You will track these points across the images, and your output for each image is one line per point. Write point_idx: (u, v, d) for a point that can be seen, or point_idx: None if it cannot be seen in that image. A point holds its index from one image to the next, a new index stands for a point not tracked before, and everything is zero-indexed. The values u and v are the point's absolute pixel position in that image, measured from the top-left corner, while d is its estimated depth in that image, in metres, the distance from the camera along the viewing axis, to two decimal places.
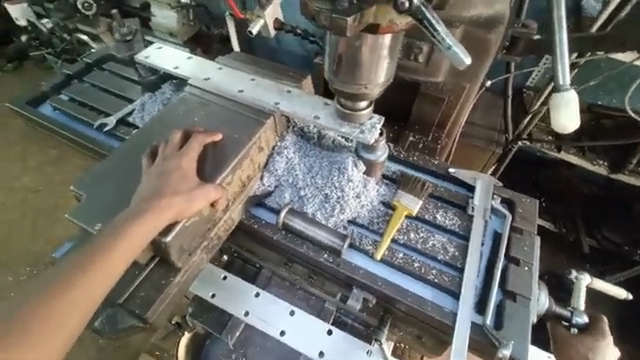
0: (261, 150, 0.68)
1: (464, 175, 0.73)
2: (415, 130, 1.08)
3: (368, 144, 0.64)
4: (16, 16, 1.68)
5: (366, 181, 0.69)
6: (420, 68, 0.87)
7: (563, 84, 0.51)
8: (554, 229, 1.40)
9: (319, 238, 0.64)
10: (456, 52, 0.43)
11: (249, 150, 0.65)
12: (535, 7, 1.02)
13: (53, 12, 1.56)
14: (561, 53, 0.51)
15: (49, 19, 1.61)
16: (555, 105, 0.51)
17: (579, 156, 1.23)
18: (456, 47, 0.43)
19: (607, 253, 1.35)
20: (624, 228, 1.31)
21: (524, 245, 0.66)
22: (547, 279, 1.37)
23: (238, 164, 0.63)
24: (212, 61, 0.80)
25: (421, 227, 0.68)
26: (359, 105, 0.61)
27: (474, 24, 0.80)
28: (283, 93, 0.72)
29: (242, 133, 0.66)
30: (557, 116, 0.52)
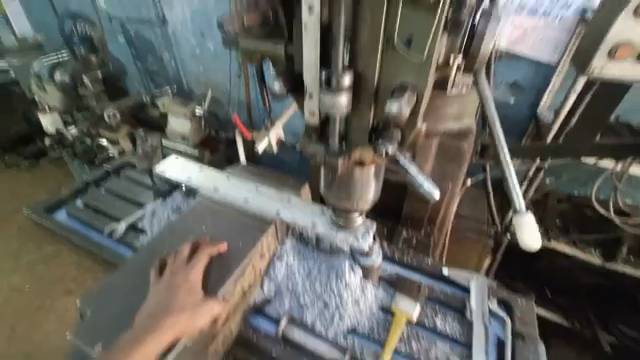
0: (263, 256, 0.73)
1: (457, 276, 0.75)
2: (407, 225, 1.15)
3: (363, 250, 0.69)
4: (45, 124, 1.80)
5: (364, 285, 0.71)
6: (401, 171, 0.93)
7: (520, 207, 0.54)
8: (567, 323, 1.35)
9: (319, 351, 0.63)
10: (426, 189, 0.48)
11: (252, 258, 0.69)
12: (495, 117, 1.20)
13: (81, 121, 1.77)
14: (511, 176, 0.54)
15: (75, 126, 1.80)
16: (515, 226, 0.54)
17: (572, 247, 1.24)
18: (426, 184, 0.48)
19: (627, 349, 1.30)
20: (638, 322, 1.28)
21: (529, 352, 0.65)
22: None
23: (241, 273, 0.66)
24: (220, 172, 0.89)
25: (422, 335, 0.67)
26: (354, 216, 0.64)
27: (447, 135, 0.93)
28: (283, 201, 0.79)
29: (245, 241, 0.71)
30: (521, 235, 0.54)
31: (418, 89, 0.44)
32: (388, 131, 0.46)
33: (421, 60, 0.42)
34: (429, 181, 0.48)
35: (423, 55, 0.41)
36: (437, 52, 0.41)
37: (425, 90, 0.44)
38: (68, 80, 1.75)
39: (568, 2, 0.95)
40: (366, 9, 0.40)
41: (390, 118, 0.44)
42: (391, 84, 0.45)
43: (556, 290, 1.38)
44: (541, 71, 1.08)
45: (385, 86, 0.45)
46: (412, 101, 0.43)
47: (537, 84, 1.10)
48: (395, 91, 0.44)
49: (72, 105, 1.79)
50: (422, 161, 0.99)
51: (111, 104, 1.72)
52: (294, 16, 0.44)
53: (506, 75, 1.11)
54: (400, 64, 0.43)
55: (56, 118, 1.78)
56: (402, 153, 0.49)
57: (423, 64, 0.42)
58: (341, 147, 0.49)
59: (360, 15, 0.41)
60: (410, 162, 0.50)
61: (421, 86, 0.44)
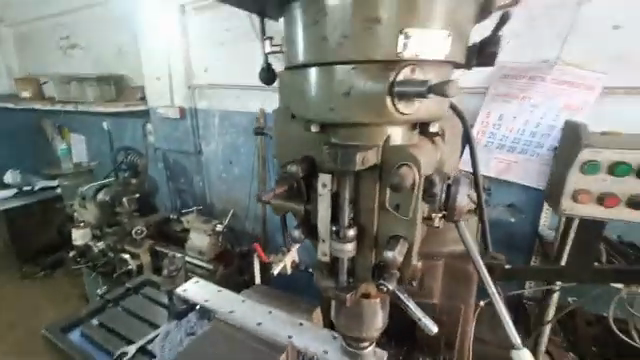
0: None
1: None
2: (424, 352, 1.08)
3: None
4: (76, 237, 1.91)
5: None
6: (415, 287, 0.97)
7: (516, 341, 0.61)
8: None
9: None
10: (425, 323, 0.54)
11: None
12: (495, 237, 1.32)
13: (108, 235, 1.90)
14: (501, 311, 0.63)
15: (102, 240, 1.92)
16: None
17: None
18: (423, 319, 0.55)
19: None
20: None
21: None
22: None
23: None
24: (237, 294, 0.96)
25: None
26: (362, 344, 0.67)
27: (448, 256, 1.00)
28: (295, 326, 0.83)
29: None
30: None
31: (409, 239, 0.54)
32: (387, 273, 0.55)
33: (407, 218, 0.53)
34: (425, 317, 0.55)
35: (409, 214, 0.53)
36: (419, 213, 0.54)
37: (415, 241, 0.54)
38: (108, 199, 1.94)
39: (539, 143, 1.15)
40: (364, 185, 0.56)
41: (386, 263, 0.52)
42: (385, 234, 0.56)
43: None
44: (534, 198, 1.23)
45: (381, 236, 0.56)
46: (404, 250, 0.53)
47: (532, 207, 1.23)
48: (390, 240, 0.55)
49: (105, 220, 1.97)
50: (431, 283, 1.03)
51: (141, 220, 1.91)
52: (312, 186, 0.60)
53: (502, 198, 1.27)
54: (392, 221, 0.55)
55: (87, 232, 1.92)
56: (399, 289, 0.57)
57: (407, 221, 0.53)
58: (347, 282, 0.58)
59: (360, 189, 0.56)
60: (407, 297, 0.57)
61: (411, 238, 0.54)
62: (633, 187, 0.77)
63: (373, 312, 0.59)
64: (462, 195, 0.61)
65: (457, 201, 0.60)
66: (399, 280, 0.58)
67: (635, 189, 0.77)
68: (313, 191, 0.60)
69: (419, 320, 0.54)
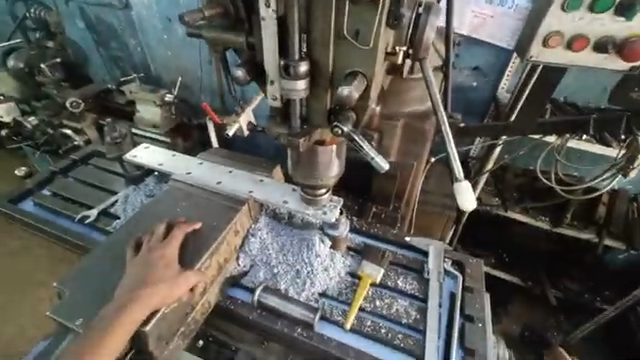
0: (237, 233, 0.75)
1: (418, 242, 0.80)
2: (377, 202, 1.21)
3: (331, 221, 0.72)
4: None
5: (333, 254, 0.75)
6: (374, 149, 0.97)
7: (459, 175, 0.66)
8: (522, 283, 1.55)
9: (289, 311, 0.67)
10: (377, 161, 0.55)
11: (225, 235, 0.71)
12: (458, 101, 1.30)
13: (40, 110, 1.57)
14: (452, 154, 0.66)
15: (35, 116, 1.57)
16: (456, 193, 0.67)
17: (524, 214, 1.41)
18: (377, 158, 0.54)
19: (572, 304, 1.52)
20: (582, 278, 1.53)
21: (476, 302, 0.70)
22: (529, 335, 1.56)
23: (215, 249, 0.69)
24: (194, 158, 0.90)
25: (386, 294, 0.71)
26: (319, 191, 0.68)
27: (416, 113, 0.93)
28: (257, 182, 0.81)
29: (220, 220, 0.74)
30: (461, 200, 0.67)
31: (367, 73, 0.51)
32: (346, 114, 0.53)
33: (368, 48, 0.49)
34: (380, 156, 0.54)
35: (369, 42, 0.49)
36: (381, 42, 0.50)
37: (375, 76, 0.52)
38: (23, 67, 1.53)
39: None
40: (317, 6, 0.47)
41: (342, 100, 0.50)
42: (345, 70, 0.51)
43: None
44: (501, 56, 1.16)
45: (338, 72, 0.52)
46: (361, 86, 0.51)
47: (497, 67, 1.18)
48: (348, 76, 0.51)
49: (31, 93, 1.62)
50: (389, 143, 1.05)
51: (75, 91, 1.56)
52: (252, 11, 0.51)
53: (469, 60, 1.19)
54: (352, 53, 0.50)
55: (11, 106, 1.55)
56: (356, 133, 0.54)
57: (367, 52, 0.49)
58: (300, 128, 0.55)
59: (313, 9, 0.47)
60: (364, 141, 0.54)
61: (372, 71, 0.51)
62: (605, 27, 0.76)
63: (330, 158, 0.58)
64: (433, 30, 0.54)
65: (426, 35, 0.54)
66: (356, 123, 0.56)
67: (607, 29, 0.76)
68: (255, 20, 0.51)
69: (372, 161, 0.54)
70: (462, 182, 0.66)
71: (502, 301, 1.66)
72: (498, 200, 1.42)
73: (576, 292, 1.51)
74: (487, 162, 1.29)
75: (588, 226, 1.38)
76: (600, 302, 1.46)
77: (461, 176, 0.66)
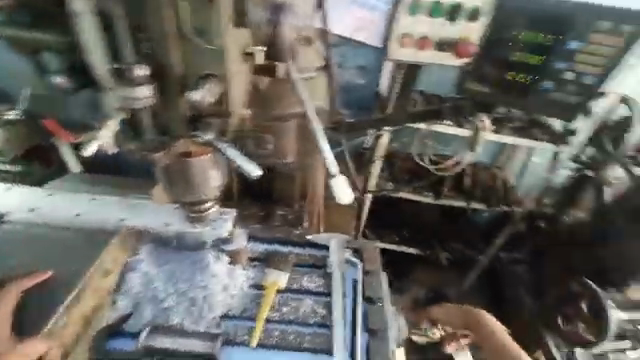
0: (109, 272, 0.63)
1: (319, 238, 0.82)
2: (282, 206, 1.23)
3: (223, 237, 0.68)
4: None
5: (233, 270, 0.70)
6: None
7: (333, 171, 0.67)
8: (419, 252, 1.83)
9: (183, 349, 0.58)
10: (246, 166, 0.55)
11: (85, 281, 0.59)
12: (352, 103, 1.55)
13: None
14: (324, 150, 0.67)
15: None
16: (333, 189, 0.67)
17: (413, 192, 1.65)
18: (245, 164, 0.55)
19: (458, 261, 1.86)
20: (462, 238, 1.86)
21: (373, 282, 0.79)
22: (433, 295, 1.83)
23: (72, 300, 0.56)
24: (41, 188, 0.72)
25: (292, 298, 0.71)
26: (204, 206, 0.63)
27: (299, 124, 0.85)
28: (129, 206, 0.71)
29: (75, 263, 0.60)
30: (337, 194, 0.67)
31: (219, 75, 0.57)
32: (207, 119, 0.58)
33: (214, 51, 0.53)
34: (249, 162, 0.55)
35: (214, 46, 0.55)
36: (228, 44, 0.56)
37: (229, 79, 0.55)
38: None
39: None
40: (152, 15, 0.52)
41: (197, 103, 0.56)
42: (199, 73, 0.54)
43: (409, 227, 1.86)
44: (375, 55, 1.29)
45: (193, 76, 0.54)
46: (214, 90, 0.57)
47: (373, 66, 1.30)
48: (200, 79, 0.57)
49: None
50: None
51: None
52: (81, 26, 0.52)
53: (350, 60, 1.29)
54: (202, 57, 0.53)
55: None
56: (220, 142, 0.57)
57: (213, 54, 0.56)
58: (155, 140, 0.55)
59: (148, 16, 0.52)
60: (229, 147, 0.56)
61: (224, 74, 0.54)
62: None
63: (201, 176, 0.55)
64: (290, 28, 0.56)
65: (283, 33, 0.56)
66: (219, 131, 0.59)
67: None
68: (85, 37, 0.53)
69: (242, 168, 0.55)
70: (337, 176, 0.66)
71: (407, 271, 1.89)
72: (391, 184, 1.66)
73: (460, 250, 1.84)
74: (377, 151, 1.54)
75: (460, 195, 1.68)
76: (476, 254, 1.83)
77: (336, 171, 0.66)
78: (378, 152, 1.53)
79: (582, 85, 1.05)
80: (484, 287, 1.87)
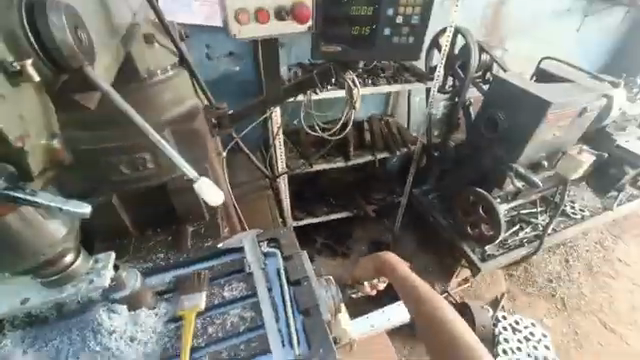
0: None
1: (230, 243, 0.77)
2: (190, 220, 1.00)
3: (108, 288, 0.58)
4: None
5: (136, 316, 0.62)
6: (155, 172, 0.85)
7: (193, 175, 0.63)
8: (350, 212, 1.88)
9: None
10: (71, 207, 0.45)
11: None
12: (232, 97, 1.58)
13: None
14: (174, 157, 0.62)
15: None
16: (200, 191, 0.63)
17: (324, 161, 1.70)
18: (66, 204, 0.45)
19: (384, 207, 2.00)
20: (380, 186, 2.02)
21: (297, 265, 0.72)
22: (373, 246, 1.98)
23: None
24: None
25: (215, 316, 0.66)
26: (63, 262, 0.53)
27: (174, 122, 0.86)
28: None
29: None
30: (206, 197, 0.63)
31: None
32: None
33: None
34: (69, 202, 0.45)
35: None
36: None
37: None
38: None
39: None
40: None
41: None
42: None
43: (330, 193, 1.94)
44: None
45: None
46: None
47: None
48: None
49: None
50: None
51: None
52: None
53: None
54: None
55: None
56: None
57: None
58: None
59: None
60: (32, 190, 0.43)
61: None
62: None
63: (28, 233, 0.47)
64: (60, 29, 0.46)
65: (56, 38, 0.46)
66: None
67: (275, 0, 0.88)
68: None
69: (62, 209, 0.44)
70: (199, 180, 0.63)
71: (346, 233, 2.02)
72: (301, 160, 1.68)
73: (383, 198, 1.98)
74: (271, 134, 1.55)
75: (365, 150, 1.80)
76: (396, 196, 1.99)
77: (196, 175, 0.63)
78: (273, 134, 1.54)
79: (412, 27, 1.01)
80: (414, 221, 2.05)
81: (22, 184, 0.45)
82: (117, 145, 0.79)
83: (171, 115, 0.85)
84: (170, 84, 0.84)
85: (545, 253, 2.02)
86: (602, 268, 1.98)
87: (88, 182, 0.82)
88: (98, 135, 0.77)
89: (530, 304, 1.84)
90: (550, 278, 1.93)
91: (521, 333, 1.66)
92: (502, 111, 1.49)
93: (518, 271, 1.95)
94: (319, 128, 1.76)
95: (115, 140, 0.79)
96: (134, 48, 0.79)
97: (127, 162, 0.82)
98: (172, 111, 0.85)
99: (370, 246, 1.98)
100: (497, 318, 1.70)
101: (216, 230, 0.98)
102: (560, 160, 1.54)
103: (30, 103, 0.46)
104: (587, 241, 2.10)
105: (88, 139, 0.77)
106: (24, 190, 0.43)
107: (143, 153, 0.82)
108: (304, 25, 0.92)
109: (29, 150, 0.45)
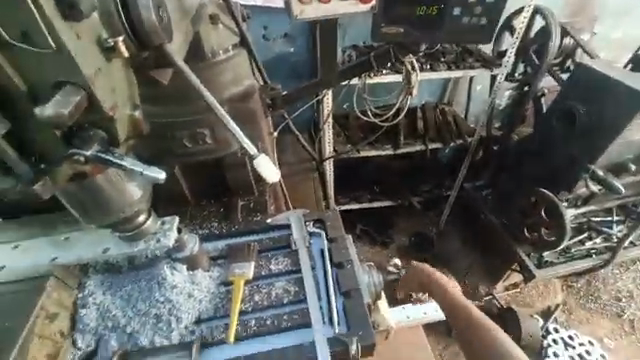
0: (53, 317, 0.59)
1: (278, 219, 0.80)
2: (241, 195, 1.06)
3: (171, 247, 0.64)
4: None
5: (193, 276, 0.68)
6: (212, 147, 0.92)
7: (254, 152, 0.66)
8: (393, 202, 1.85)
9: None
10: (150, 173, 0.50)
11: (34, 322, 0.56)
12: (284, 79, 1.60)
13: None
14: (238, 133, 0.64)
15: None
16: (259, 167, 0.66)
17: (372, 148, 1.68)
18: (147, 169, 0.50)
19: (430, 199, 1.92)
20: (428, 178, 1.93)
21: (341, 248, 0.74)
22: (415, 238, 1.93)
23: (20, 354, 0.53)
24: None
25: (261, 285, 0.70)
26: (138, 221, 0.60)
27: (233, 100, 0.91)
28: (59, 244, 0.66)
29: (13, 317, 0.56)
30: (263, 173, 0.66)
31: None
32: (91, 132, 0.49)
33: (53, 50, 0.43)
34: (149, 167, 0.50)
35: None
36: None
37: (90, 81, 0.46)
38: None
39: None
40: None
41: None
42: (51, 81, 0.45)
43: (375, 180, 1.91)
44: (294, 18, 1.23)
45: (43, 86, 0.46)
46: None
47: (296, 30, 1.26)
48: None
49: None
50: None
51: None
52: None
53: None
54: (43, 62, 0.44)
55: None
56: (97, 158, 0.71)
57: None
58: None
59: None
60: (120, 154, 0.49)
61: (83, 79, 0.45)
62: None
63: (114, 192, 0.54)
64: (145, 7, 0.49)
65: (142, 16, 0.49)
66: None
67: None
68: None
69: (143, 174, 0.50)
70: (259, 157, 0.65)
71: (388, 222, 1.98)
72: (349, 145, 1.68)
73: (429, 190, 1.91)
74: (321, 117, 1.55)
75: (417, 140, 1.73)
76: (445, 190, 1.90)
77: (256, 152, 0.65)
78: (323, 116, 1.54)
79: (486, 6, 0.95)
80: (461, 217, 1.94)
81: (112, 148, 0.51)
82: (183, 121, 0.86)
83: (229, 95, 0.89)
84: (232, 63, 0.88)
85: (615, 269, 1.78)
86: None
87: (154, 149, 0.90)
88: (167, 111, 0.84)
89: (589, 320, 1.66)
90: (618, 296, 1.71)
91: (574, 349, 1.54)
92: (582, 104, 1.31)
93: (579, 283, 1.74)
94: (372, 112, 1.70)
95: (182, 117, 0.85)
96: (202, 28, 0.82)
97: (190, 137, 0.89)
98: (230, 90, 0.89)
99: (411, 237, 1.93)
100: (547, 330, 1.59)
101: (264, 205, 1.03)
102: None
103: (119, 78, 0.51)
104: None
105: (154, 113, 0.84)
106: (114, 154, 0.49)
107: (203, 128, 0.88)
108: (368, 5, 0.90)
109: (118, 119, 0.51)
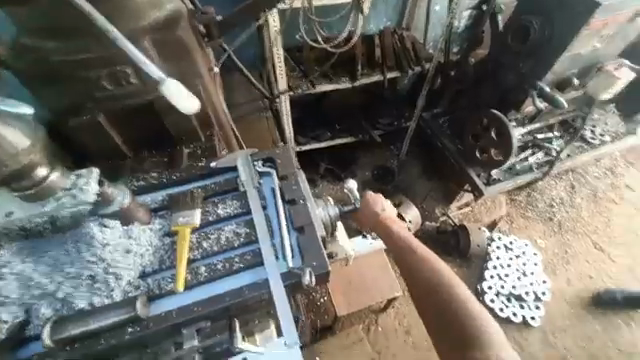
0: None
1: (224, 162, 0.73)
2: (185, 142, 0.94)
3: (92, 201, 0.56)
4: None
5: (128, 231, 0.62)
6: (139, 88, 0.78)
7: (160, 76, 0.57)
8: (355, 138, 1.80)
9: (104, 323, 0.55)
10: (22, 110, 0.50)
11: None
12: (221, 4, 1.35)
13: None
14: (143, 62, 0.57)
15: None
16: (170, 96, 0.57)
17: (329, 81, 1.57)
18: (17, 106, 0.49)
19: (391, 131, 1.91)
20: (389, 112, 1.89)
21: (293, 185, 0.70)
22: (378, 172, 1.94)
23: None
24: None
25: (210, 232, 0.66)
26: (37, 175, 0.52)
27: (154, 29, 0.73)
28: None
29: None
30: (177, 101, 0.58)
31: None
32: None
33: None
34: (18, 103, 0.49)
35: None
36: None
37: None
38: None
39: None
40: None
41: None
42: None
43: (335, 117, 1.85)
44: None
45: None
46: None
47: None
48: None
49: None
50: None
51: None
52: None
53: None
54: None
55: None
56: None
57: None
58: None
59: None
60: None
61: None
62: None
63: None
64: None
65: None
66: None
67: None
68: None
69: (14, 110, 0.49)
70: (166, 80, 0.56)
71: (351, 159, 1.98)
72: (305, 80, 1.55)
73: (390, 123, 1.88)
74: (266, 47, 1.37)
75: (376, 70, 1.63)
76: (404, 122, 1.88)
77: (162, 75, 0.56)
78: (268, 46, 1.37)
79: None
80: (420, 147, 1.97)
81: None
82: (92, 56, 0.70)
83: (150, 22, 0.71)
84: None
85: (551, 180, 1.98)
86: (607, 193, 1.95)
87: (74, 95, 0.77)
88: (70, 47, 0.69)
89: (526, 226, 1.87)
90: (552, 203, 1.92)
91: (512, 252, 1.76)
92: (538, 18, 1.26)
93: (519, 195, 1.94)
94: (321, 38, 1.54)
95: (89, 51, 0.69)
96: None
97: (109, 75, 0.73)
98: (150, 17, 0.71)
99: (375, 171, 1.94)
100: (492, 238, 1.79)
101: (214, 151, 0.93)
102: (593, 80, 1.37)
103: None
104: (598, 168, 2.03)
105: (56, 50, 0.69)
106: None
107: (125, 65, 0.73)
108: None
109: None
